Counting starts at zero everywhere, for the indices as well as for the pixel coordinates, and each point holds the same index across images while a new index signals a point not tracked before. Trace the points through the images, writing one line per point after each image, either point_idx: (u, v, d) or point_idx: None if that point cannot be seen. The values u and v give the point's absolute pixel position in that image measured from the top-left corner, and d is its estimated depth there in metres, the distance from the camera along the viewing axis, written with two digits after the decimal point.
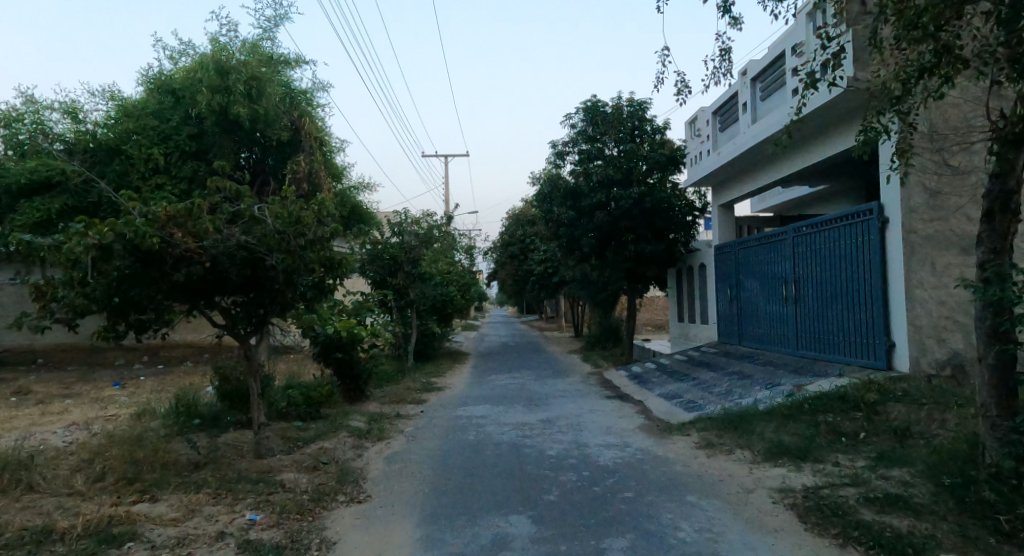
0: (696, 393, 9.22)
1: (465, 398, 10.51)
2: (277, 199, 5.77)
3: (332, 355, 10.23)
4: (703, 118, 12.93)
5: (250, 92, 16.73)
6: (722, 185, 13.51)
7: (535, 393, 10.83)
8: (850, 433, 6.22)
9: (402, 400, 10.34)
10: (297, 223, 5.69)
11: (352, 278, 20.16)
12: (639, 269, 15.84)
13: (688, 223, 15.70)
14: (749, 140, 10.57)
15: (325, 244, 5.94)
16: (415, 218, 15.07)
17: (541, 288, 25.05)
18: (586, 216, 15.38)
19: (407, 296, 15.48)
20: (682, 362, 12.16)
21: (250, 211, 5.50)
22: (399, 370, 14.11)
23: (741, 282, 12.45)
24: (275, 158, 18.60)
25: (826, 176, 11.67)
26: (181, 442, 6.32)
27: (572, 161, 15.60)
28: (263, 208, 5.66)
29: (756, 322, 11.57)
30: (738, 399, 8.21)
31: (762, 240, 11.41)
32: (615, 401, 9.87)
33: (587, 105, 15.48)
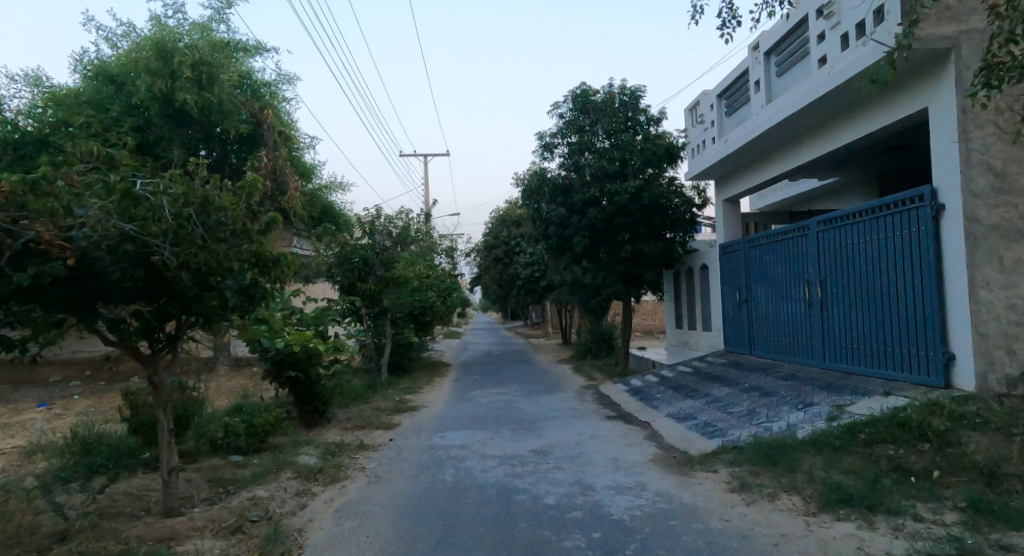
0: (714, 416, 7.84)
1: (443, 421, 9.06)
2: (177, 174, 4.41)
3: (285, 375, 8.70)
4: (706, 103, 11.67)
5: (199, 78, 15.34)
6: (727, 177, 12.21)
7: (524, 414, 9.40)
8: (921, 471, 4.75)
9: (368, 425, 8.87)
10: (206, 205, 4.39)
11: (320, 284, 18.79)
12: (635, 271, 14.54)
13: (687, 221, 14.40)
14: (761, 126, 9.31)
15: (253, 236, 4.69)
16: (388, 216, 13.66)
17: (526, 293, 23.69)
18: (578, 214, 14.07)
19: (380, 303, 14.02)
20: (688, 375, 10.85)
21: (123, 183, 4.08)
22: (369, 386, 12.64)
23: (751, 283, 11.15)
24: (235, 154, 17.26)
25: (842, 165, 10.48)
26: (60, 500, 4.80)
27: (560, 154, 14.32)
28: (147, 186, 4.21)
29: (771, 329, 10.26)
30: (765, 424, 6.84)
31: (777, 237, 10.10)
32: (614, 424, 8.47)
33: (576, 93, 14.22)
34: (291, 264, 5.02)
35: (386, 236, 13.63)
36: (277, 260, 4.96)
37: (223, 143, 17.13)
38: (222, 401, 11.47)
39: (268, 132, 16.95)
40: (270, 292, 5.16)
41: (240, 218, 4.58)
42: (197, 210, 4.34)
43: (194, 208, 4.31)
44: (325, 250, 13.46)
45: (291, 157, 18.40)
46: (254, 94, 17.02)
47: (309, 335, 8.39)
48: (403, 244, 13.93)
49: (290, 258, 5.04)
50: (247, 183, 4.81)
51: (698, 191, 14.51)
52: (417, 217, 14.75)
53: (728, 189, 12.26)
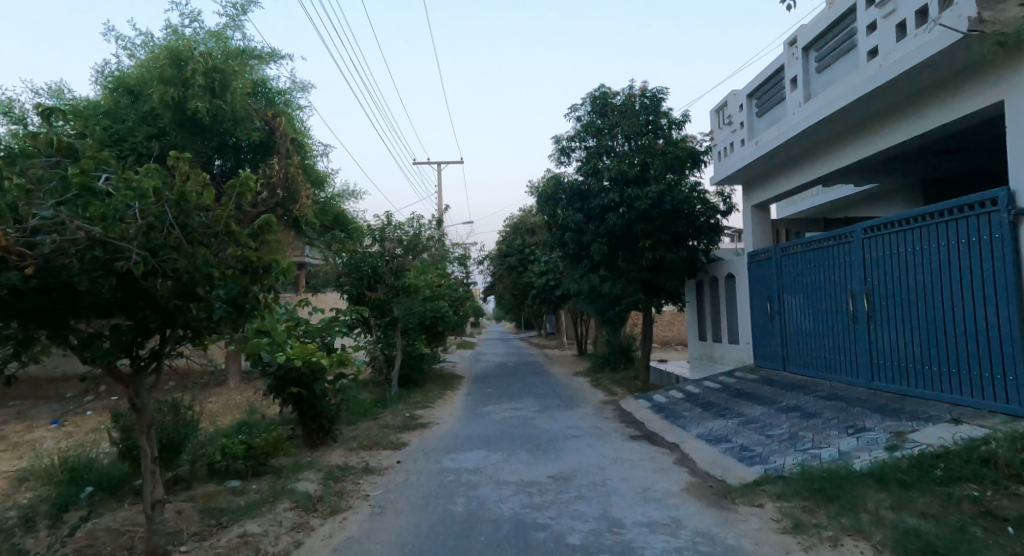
0: (752, 439, 7.18)
1: (456, 441, 8.45)
2: (149, 169, 4.05)
3: (287, 391, 8.15)
4: (734, 104, 11.08)
5: (212, 86, 14.87)
6: (757, 182, 11.58)
7: (542, 433, 8.78)
8: (1013, 517, 4.04)
9: (375, 444, 8.28)
10: (184, 202, 3.92)
11: (332, 295, 18.90)
12: (657, 281, 13.88)
13: (711, 228, 13.71)
14: (799, 125, 8.71)
15: (242, 239, 4.25)
16: (398, 222, 13.08)
17: (541, 303, 23.08)
18: (596, 221, 13.49)
19: (391, 313, 13.52)
20: (716, 392, 10.16)
21: (82, 176, 3.56)
22: (379, 401, 12.07)
23: (785, 294, 10.46)
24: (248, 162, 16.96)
25: (883, 168, 9.82)
26: (21, 539, 4.24)
27: (578, 159, 13.76)
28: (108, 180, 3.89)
29: (808, 344, 9.55)
30: (813, 451, 6.18)
31: (814, 245, 9.44)
32: (641, 446, 7.83)
33: (594, 95, 13.68)
34: (286, 272, 4.49)
35: (398, 244, 13.12)
36: (268, 267, 4.41)
37: (235, 151, 16.77)
38: (226, 417, 10.99)
39: (280, 140, 16.52)
40: (263, 302, 4.61)
41: (228, 218, 4.16)
42: (171, 209, 3.87)
43: (168, 207, 3.84)
44: (335, 258, 12.97)
45: (302, 164, 17.99)
46: (268, 101, 16.64)
47: (313, 348, 7.85)
48: (415, 253, 13.39)
49: (285, 265, 4.53)
50: (239, 181, 4.48)
51: (723, 197, 13.78)
52: (430, 224, 14.25)
53: (757, 195, 11.62)
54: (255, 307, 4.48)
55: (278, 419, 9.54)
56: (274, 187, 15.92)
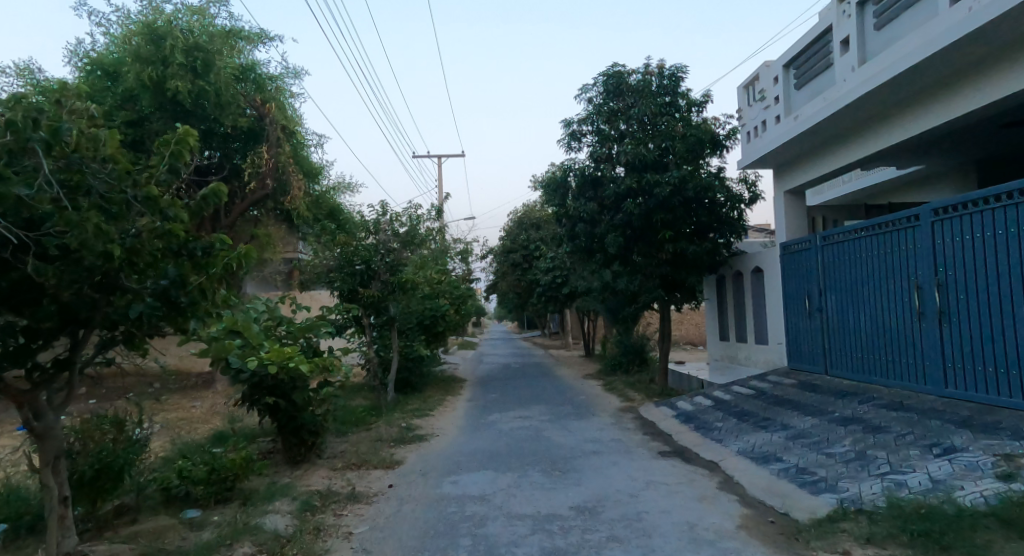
0: (810, 459, 6.04)
1: (456, 458, 7.32)
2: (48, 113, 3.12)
3: (261, 402, 7.01)
4: (768, 77, 9.99)
5: (194, 66, 13.91)
6: (790, 165, 10.52)
7: (555, 448, 7.63)
8: None
9: (364, 463, 7.17)
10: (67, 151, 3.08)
11: (322, 293, 17.93)
12: (677, 276, 12.72)
13: (736, 219, 12.52)
14: (849, 94, 7.67)
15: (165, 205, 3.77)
16: (394, 213, 12.05)
17: (547, 302, 21.88)
18: (611, 210, 12.38)
19: (387, 311, 12.42)
20: (751, 399, 9.01)
21: None
22: (372, 409, 10.94)
23: (827, 289, 9.27)
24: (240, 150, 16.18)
25: (939, 146, 8.69)
26: None
27: (589, 143, 12.65)
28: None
29: (860, 346, 8.38)
30: (894, 477, 5.06)
31: (861, 233, 8.42)
32: (673, 466, 6.69)
33: (606, 75, 12.55)
34: (246, 255, 3.68)
35: (393, 237, 12.00)
36: (211, 248, 3.61)
37: (221, 138, 15.61)
38: (202, 428, 9.88)
39: (271, 128, 15.53)
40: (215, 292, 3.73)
41: (158, 177, 3.79)
42: (50, 159, 3.02)
43: (44, 159, 2.98)
44: (325, 252, 11.83)
45: (293, 154, 16.89)
46: (257, 85, 15.56)
47: (291, 352, 6.74)
48: (412, 246, 12.28)
49: (243, 248, 3.70)
50: (175, 138, 3.89)
51: (746, 184, 12.59)
52: (428, 215, 13.13)
53: (791, 179, 10.55)
54: (201, 299, 3.59)
55: (256, 433, 8.40)
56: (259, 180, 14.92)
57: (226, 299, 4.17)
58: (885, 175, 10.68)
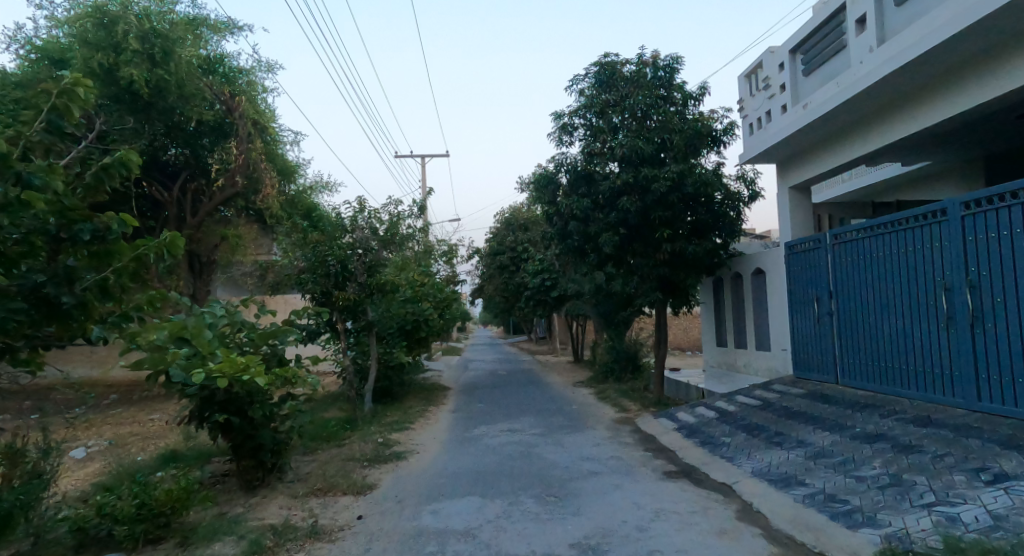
0: (837, 484, 5.22)
1: (437, 482, 6.47)
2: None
3: (212, 419, 6.13)
4: (772, 64, 9.33)
5: (152, 54, 13.01)
6: (795, 160, 9.85)
7: (548, 469, 6.84)
8: None
9: (332, 488, 6.30)
10: None
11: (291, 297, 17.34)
12: (674, 277, 12.01)
13: (736, 218, 11.82)
14: (866, 78, 7.00)
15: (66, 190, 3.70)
16: (371, 210, 11.31)
17: (535, 306, 21.06)
18: (604, 208, 11.67)
19: (365, 316, 11.55)
20: (760, 411, 8.28)
21: None
22: (346, 423, 10.06)
23: (839, 291, 8.54)
24: (213, 139, 15.72)
25: (961, 138, 8.03)
26: None
27: (580, 137, 11.94)
28: None
29: (878, 353, 7.59)
30: (942, 509, 4.18)
31: (878, 229, 7.66)
32: (683, 491, 5.92)
33: (597, 66, 11.85)
34: (172, 243, 3.35)
35: (370, 236, 11.22)
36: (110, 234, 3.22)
37: (186, 131, 15.11)
38: (159, 448, 8.99)
39: (241, 122, 14.88)
40: (131, 287, 3.43)
41: (35, 135, 3.76)
42: None
43: None
44: (295, 252, 10.90)
45: (265, 151, 16.15)
46: (226, 78, 14.80)
47: (245, 363, 5.87)
48: (391, 246, 11.50)
49: (167, 237, 3.37)
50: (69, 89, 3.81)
51: (744, 181, 11.91)
52: (410, 213, 12.29)
53: (796, 174, 9.87)
54: (99, 299, 3.19)
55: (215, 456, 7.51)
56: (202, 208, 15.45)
57: (152, 300, 3.69)
58: (888, 171, 9.97)
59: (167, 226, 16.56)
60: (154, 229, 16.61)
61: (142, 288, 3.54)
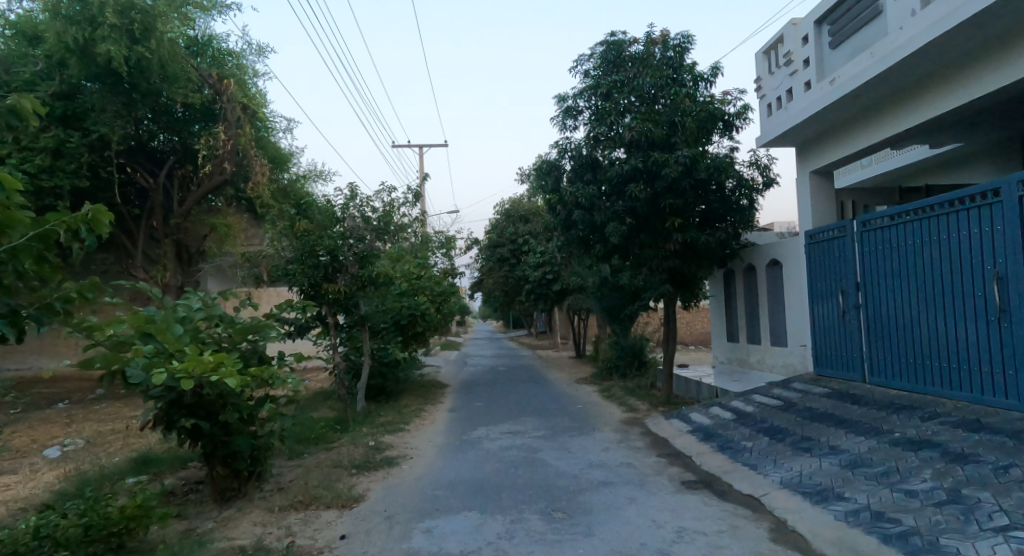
0: (885, 500, 4.53)
1: (432, 494, 5.83)
2: None
3: (180, 424, 5.48)
4: (795, 37, 8.64)
5: (131, 28, 12.28)
6: (817, 142, 9.19)
7: (554, 478, 6.21)
8: None
9: (314, 502, 5.67)
10: None
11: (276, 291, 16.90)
12: (684, 269, 11.36)
13: (750, 206, 11.14)
14: (903, 48, 6.32)
15: None
16: (362, 199, 10.66)
17: (536, 299, 20.41)
18: (611, 195, 11.01)
19: (357, 310, 10.91)
20: (783, 413, 7.64)
21: None
22: (337, 424, 9.46)
23: (866, 283, 7.91)
24: (201, 125, 15.10)
25: (1004, 116, 7.32)
26: None
27: (585, 120, 11.28)
28: None
29: (912, 349, 6.99)
30: (1021, 535, 3.47)
31: (913, 217, 6.99)
32: (706, 506, 5.29)
33: (604, 45, 11.15)
34: (96, 217, 2.74)
35: (361, 224, 10.61)
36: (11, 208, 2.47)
37: (171, 114, 14.49)
38: (135, 452, 8.43)
39: (229, 107, 14.24)
40: (34, 276, 2.69)
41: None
42: None
43: None
44: (281, 242, 10.23)
45: (255, 138, 15.57)
46: (215, 60, 14.24)
47: (215, 364, 5.20)
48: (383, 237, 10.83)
49: (89, 211, 2.72)
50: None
51: (758, 167, 11.24)
52: (405, 201, 11.62)
53: (818, 158, 9.22)
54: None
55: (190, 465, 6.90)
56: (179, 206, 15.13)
57: (82, 290, 3.05)
58: (913, 155, 9.25)
59: (154, 216, 15.95)
60: (141, 218, 16.01)
61: (54, 277, 2.81)
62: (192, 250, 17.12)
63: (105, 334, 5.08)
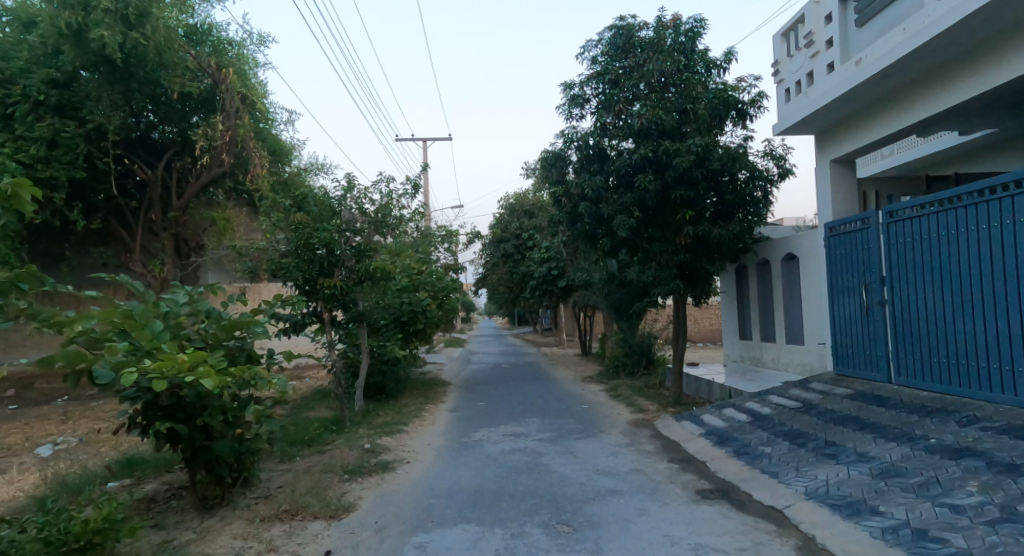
0: (927, 515, 4.07)
1: (428, 504, 5.41)
2: None
3: (156, 428, 5.09)
4: (817, 16, 8.15)
5: (126, 14, 11.95)
6: (837, 130, 8.70)
7: (558, 486, 5.79)
8: None
9: (300, 511, 5.26)
10: None
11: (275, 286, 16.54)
12: (695, 264, 10.90)
13: (765, 198, 10.65)
14: (940, 21, 5.81)
15: None
16: (360, 190, 10.27)
17: (541, 296, 19.96)
18: (619, 187, 10.57)
19: (355, 306, 10.51)
20: (803, 416, 7.17)
21: None
22: (332, 424, 9.08)
23: (893, 277, 7.43)
24: (200, 115, 14.74)
25: None
26: None
27: (592, 108, 10.82)
28: None
29: (943, 347, 6.52)
30: None
31: (944, 207, 6.51)
32: (725, 519, 4.84)
33: (612, 30, 10.69)
34: (16, 192, 2.86)
35: (358, 216, 10.23)
36: None
37: (170, 105, 14.10)
38: (121, 454, 8.07)
39: (227, 97, 13.86)
40: None
41: None
42: None
43: None
44: (276, 234, 9.84)
45: (255, 129, 15.28)
46: (215, 50, 13.90)
47: (191, 363, 4.79)
48: (380, 230, 10.51)
49: (8, 182, 2.84)
50: None
51: (773, 158, 10.75)
52: (405, 193, 11.19)
53: (838, 146, 8.73)
54: None
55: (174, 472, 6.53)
56: (176, 198, 14.80)
57: (19, 278, 3.21)
58: (941, 143, 8.71)
59: (152, 208, 15.61)
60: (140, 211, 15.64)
61: None
62: (191, 244, 16.79)
63: (74, 330, 4.70)
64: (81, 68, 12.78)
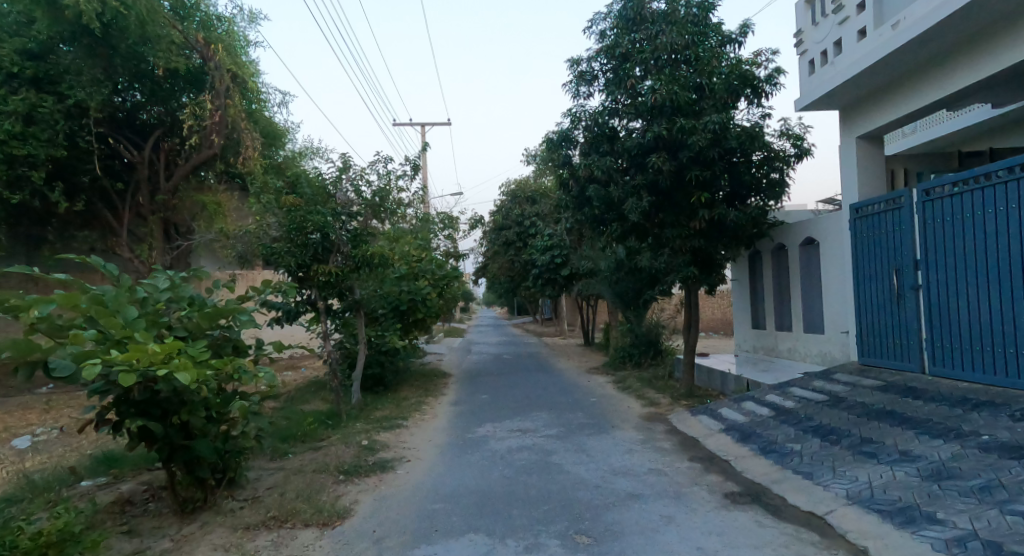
0: (998, 526, 3.54)
1: (431, 510, 4.91)
2: None
3: (128, 427, 4.56)
4: None
5: None
6: (866, 104, 8.16)
7: (573, 490, 5.29)
8: None
9: (289, 519, 4.76)
10: None
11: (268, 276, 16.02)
12: (708, 249, 10.35)
13: (783, 181, 10.08)
14: None
15: None
16: (355, 171, 9.70)
17: (543, 284, 19.45)
18: (631, 169, 10.02)
19: (351, 294, 10.01)
20: (833, 411, 6.67)
21: None
22: (326, 418, 8.59)
23: (928, 261, 6.89)
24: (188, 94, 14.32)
25: None
26: None
27: (600, 85, 10.26)
28: None
29: (985, 335, 6.01)
30: None
31: (985, 184, 5.94)
32: (761, 528, 4.34)
33: (621, 2, 10.09)
34: None
35: (354, 199, 9.73)
36: None
37: (157, 83, 13.57)
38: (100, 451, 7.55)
39: (217, 76, 13.27)
40: None
41: None
42: None
43: None
44: (267, 217, 9.29)
45: (246, 111, 14.69)
46: (203, 26, 13.30)
47: (163, 352, 4.25)
48: (377, 213, 9.96)
49: None
50: None
51: (790, 138, 10.20)
52: (403, 174, 10.64)
53: (866, 122, 8.19)
54: None
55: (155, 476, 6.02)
56: (167, 182, 14.34)
57: None
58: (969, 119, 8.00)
59: (140, 193, 15.02)
60: (127, 195, 15.05)
61: None
62: (181, 230, 16.23)
63: (30, 316, 4.21)
64: (59, 40, 12.23)
